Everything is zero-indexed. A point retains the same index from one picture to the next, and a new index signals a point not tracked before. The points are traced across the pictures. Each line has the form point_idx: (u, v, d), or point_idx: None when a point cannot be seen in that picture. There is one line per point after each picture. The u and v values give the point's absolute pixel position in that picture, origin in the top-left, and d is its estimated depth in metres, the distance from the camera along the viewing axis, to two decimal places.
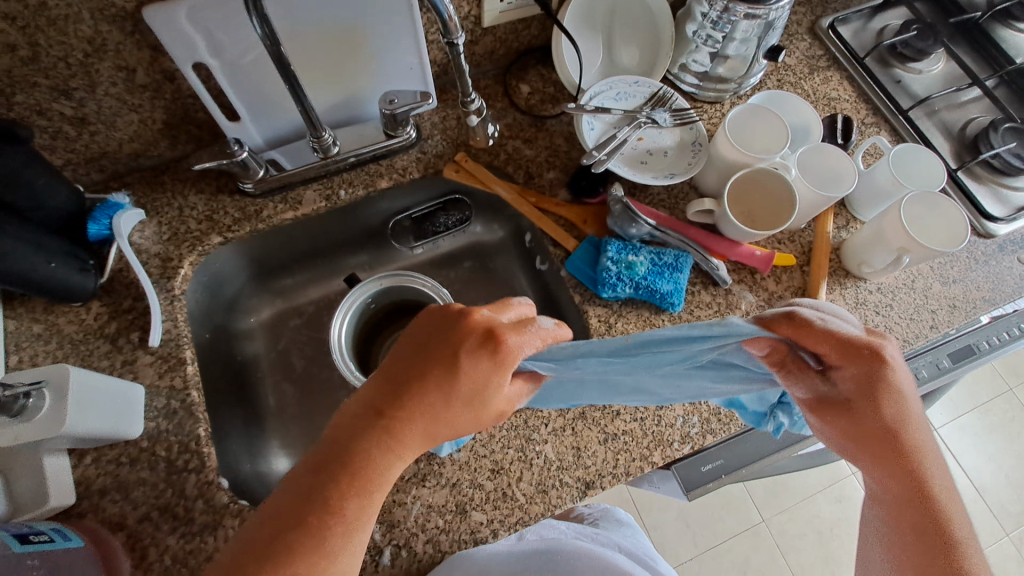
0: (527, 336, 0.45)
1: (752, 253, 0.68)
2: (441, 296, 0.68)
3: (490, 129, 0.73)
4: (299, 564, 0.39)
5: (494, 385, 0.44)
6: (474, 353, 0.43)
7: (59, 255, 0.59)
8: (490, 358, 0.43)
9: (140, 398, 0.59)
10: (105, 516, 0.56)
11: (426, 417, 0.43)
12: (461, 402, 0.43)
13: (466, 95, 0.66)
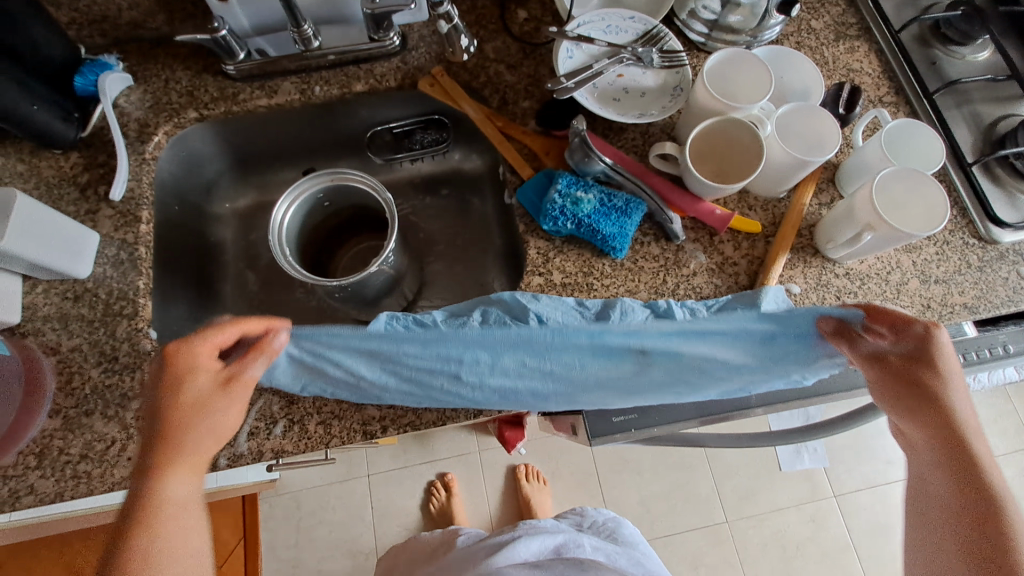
0: (194, 413, 0.51)
1: (711, 211, 0.64)
2: (386, 200, 0.67)
3: (464, 42, 0.72)
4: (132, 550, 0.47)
5: (181, 511, 0.49)
6: (150, 438, 0.50)
7: (43, 100, 0.64)
8: (148, 456, 0.50)
9: (94, 244, 0.64)
10: (43, 341, 0.61)
11: (151, 519, 0.47)
12: (144, 523, 0.47)
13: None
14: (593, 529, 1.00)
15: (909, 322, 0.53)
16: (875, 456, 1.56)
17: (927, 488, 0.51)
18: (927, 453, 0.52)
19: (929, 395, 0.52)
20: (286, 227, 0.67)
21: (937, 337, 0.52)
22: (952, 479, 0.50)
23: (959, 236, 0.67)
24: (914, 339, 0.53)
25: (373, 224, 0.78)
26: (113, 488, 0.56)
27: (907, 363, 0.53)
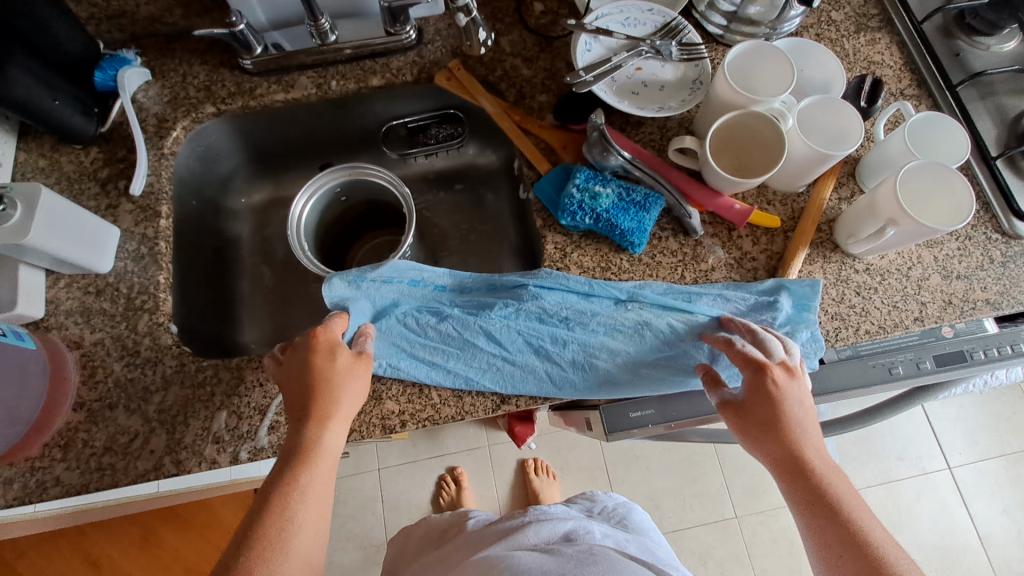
0: (343, 379, 0.52)
1: (730, 206, 0.64)
2: (404, 196, 0.66)
3: (483, 36, 0.69)
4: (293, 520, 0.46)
5: (314, 470, 0.48)
6: (304, 395, 0.51)
7: (64, 95, 0.64)
8: (309, 405, 0.50)
9: (115, 239, 0.64)
10: (66, 334, 0.62)
11: (295, 495, 0.47)
12: (285, 480, 0.47)
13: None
14: (604, 515, 1.00)
15: (755, 363, 0.53)
16: (887, 452, 1.55)
17: (811, 539, 0.49)
18: (790, 495, 0.50)
19: (779, 435, 0.51)
20: (303, 222, 0.67)
21: (795, 380, 0.53)
22: (812, 528, 0.49)
23: (982, 231, 0.66)
24: (750, 391, 0.53)
25: (390, 219, 0.78)
26: (137, 480, 0.57)
27: (742, 413, 0.53)
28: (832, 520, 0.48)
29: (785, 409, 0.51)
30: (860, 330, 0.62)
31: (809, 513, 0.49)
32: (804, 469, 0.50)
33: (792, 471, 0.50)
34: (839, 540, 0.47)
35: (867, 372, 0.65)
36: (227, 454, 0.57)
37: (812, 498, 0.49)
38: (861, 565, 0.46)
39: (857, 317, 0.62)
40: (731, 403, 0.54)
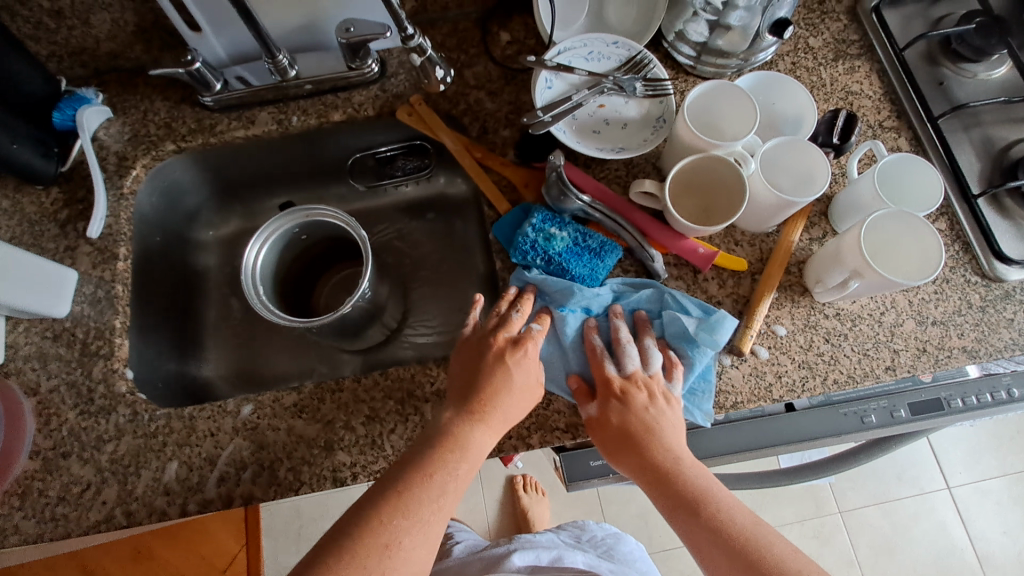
0: (526, 384, 0.55)
1: (694, 249, 0.61)
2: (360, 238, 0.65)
3: (441, 74, 0.69)
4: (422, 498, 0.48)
5: (462, 462, 0.50)
6: (470, 395, 0.54)
7: (20, 137, 0.64)
8: (471, 406, 0.53)
9: (73, 282, 0.64)
10: (24, 380, 0.62)
11: (422, 490, 0.48)
12: (433, 478, 0.49)
13: (403, 28, 0.60)
14: (591, 544, 0.98)
15: (606, 383, 0.56)
16: (885, 471, 1.52)
17: (694, 543, 0.48)
18: (661, 502, 0.51)
19: (640, 452, 0.53)
20: (257, 267, 0.66)
21: (657, 397, 0.55)
22: (688, 531, 0.49)
23: (960, 273, 0.63)
24: (616, 413, 0.54)
25: (348, 253, 0.77)
26: (88, 532, 0.57)
27: (605, 430, 0.55)
28: (696, 520, 0.48)
29: (637, 424, 0.53)
30: (828, 380, 0.59)
31: (679, 512, 0.49)
32: (669, 477, 0.51)
33: (658, 481, 0.51)
34: (714, 537, 0.47)
35: (838, 420, 0.62)
36: (177, 505, 0.57)
37: (677, 500, 0.50)
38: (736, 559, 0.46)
39: (825, 366, 0.60)
40: (596, 420, 0.56)
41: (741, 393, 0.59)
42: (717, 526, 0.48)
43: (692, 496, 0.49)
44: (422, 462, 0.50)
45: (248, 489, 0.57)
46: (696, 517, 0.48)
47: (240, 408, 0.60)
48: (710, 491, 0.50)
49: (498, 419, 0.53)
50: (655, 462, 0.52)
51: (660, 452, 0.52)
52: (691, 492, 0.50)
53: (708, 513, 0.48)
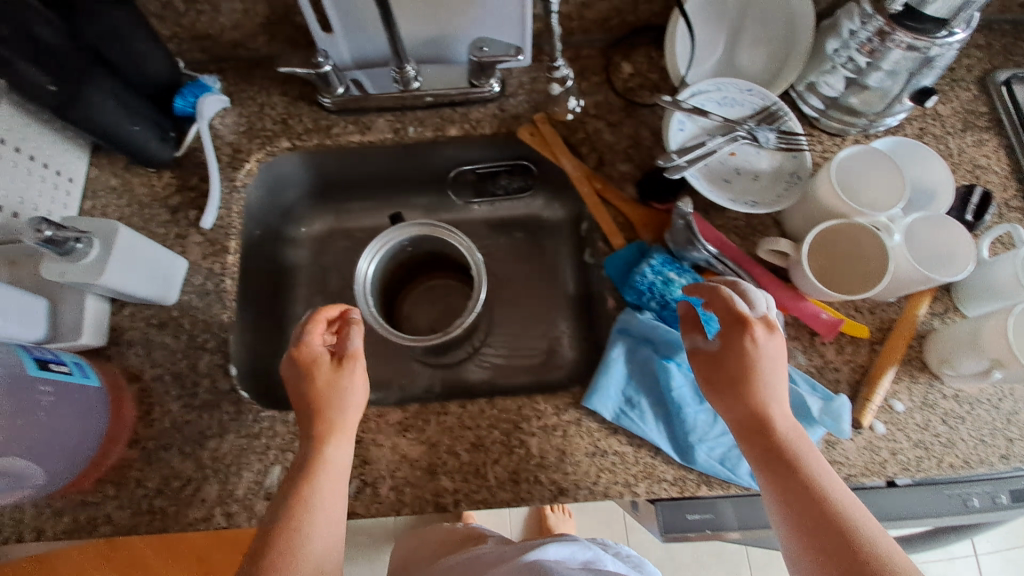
0: (334, 391, 0.52)
1: (817, 314, 0.61)
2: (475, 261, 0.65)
3: (572, 105, 0.69)
4: (276, 535, 0.45)
5: (329, 483, 0.49)
6: (310, 410, 0.51)
7: (143, 120, 0.63)
8: (311, 423, 0.51)
9: (182, 270, 0.64)
10: (127, 365, 0.62)
11: (293, 542, 0.45)
12: (292, 504, 0.47)
13: (553, 62, 0.63)
14: None
15: (736, 317, 0.51)
16: None
17: (778, 503, 0.46)
18: (755, 454, 0.49)
19: (747, 405, 0.49)
20: (368, 278, 0.67)
21: (773, 336, 0.51)
22: (777, 491, 0.47)
23: None
24: (724, 342, 0.51)
25: (444, 269, 0.77)
26: (185, 529, 0.56)
27: (710, 361, 0.52)
28: (789, 480, 0.46)
29: (752, 370, 0.49)
30: (941, 462, 0.59)
31: (771, 469, 0.47)
32: (773, 435, 0.48)
33: (760, 435, 0.48)
34: (807, 502, 0.45)
35: (939, 501, 0.60)
36: None
37: (767, 458, 0.48)
38: (823, 535, 0.44)
39: (940, 448, 0.59)
40: (700, 350, 0.53)
41: (856, 466, 0.58)
42: (812, 495, 0.45)
43: (792, 471, 0.47)
44: (286, 507, 0.47)
45: (350, 504, 0.57)
46: (784, 484, 0.46)
47: None
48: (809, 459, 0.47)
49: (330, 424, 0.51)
50: (758, 416, 0.49)
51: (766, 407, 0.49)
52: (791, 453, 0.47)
53: (801, 476, 0.46)
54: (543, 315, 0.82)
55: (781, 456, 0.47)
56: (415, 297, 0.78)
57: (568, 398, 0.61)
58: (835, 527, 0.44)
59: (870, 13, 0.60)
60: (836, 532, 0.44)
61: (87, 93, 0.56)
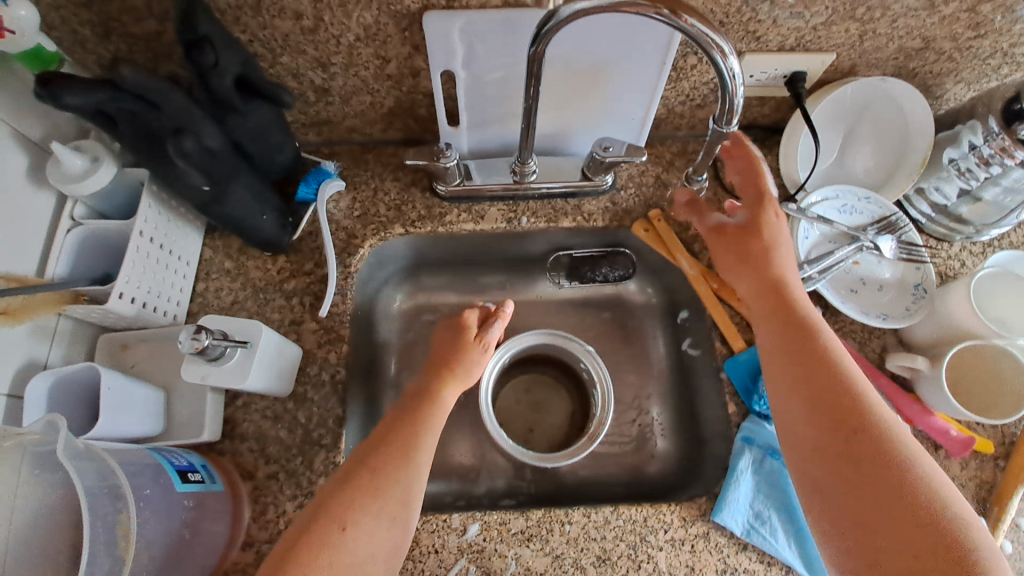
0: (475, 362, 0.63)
1: (947, 431, 0.60)
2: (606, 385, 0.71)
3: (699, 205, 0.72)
4: (346, 508, 0.48)
5: (394, 478, 0.51)
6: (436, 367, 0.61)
7: (271, 209, 0.62)
8: (424, 382, 0.60)
9: (297, 360, 0.63)
10: (240, 460, 0.59)
11: (369, 509, 0.49)
12: (357, 496, 0.49)
13: (697, 172, 0.67)
14: None
15: (756, 200, 0.62)
16: None
17: (842, 480, 0.47)
18: (795, 394, 0.52)
19: (752, 274, 0.59)
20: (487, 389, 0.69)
21: (788, 235, 0.61)
22: (833, 455, 0.48)
23: None
24: (751, 282, 0.59)
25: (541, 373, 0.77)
26: None
27: (741, 234, 0.61)
28: (812, 354, 0.53)
29: (770, 249, 0.59)
30: None
31: (847, 452, 0.48)
32: (808, 348, 0.53)
33: (795, 333, 0.55)
34: (819, 411, 0.50)
35: None
36: None
37: (789, 338, 0.55)
38: (848, 417, 0.49)
39: None
40: (731, 226, 0.62)
41: None
42: (881, 442, 0.48)
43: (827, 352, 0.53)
44: (379, 485, 0.50)
45: None
46: (830, 383, 0.51)
47: (467, 526, 0.58)
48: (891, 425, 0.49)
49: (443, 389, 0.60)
50: (803, 324, 0.55)
51: (822, 338, 0.54)
52: (849, 385, 0.51)
53: (851, 405, 0.49)
54: (631, 401, 0.76)
55: (799, 319, 0.55)
56: (506, 395, 0.76)
57: (695, 510, 0.59)
58: (890, 460, 0.47)
59: (998, 133, 0.62)
60: (891, 476, 0.46)
61: (230, 190, 0.56)
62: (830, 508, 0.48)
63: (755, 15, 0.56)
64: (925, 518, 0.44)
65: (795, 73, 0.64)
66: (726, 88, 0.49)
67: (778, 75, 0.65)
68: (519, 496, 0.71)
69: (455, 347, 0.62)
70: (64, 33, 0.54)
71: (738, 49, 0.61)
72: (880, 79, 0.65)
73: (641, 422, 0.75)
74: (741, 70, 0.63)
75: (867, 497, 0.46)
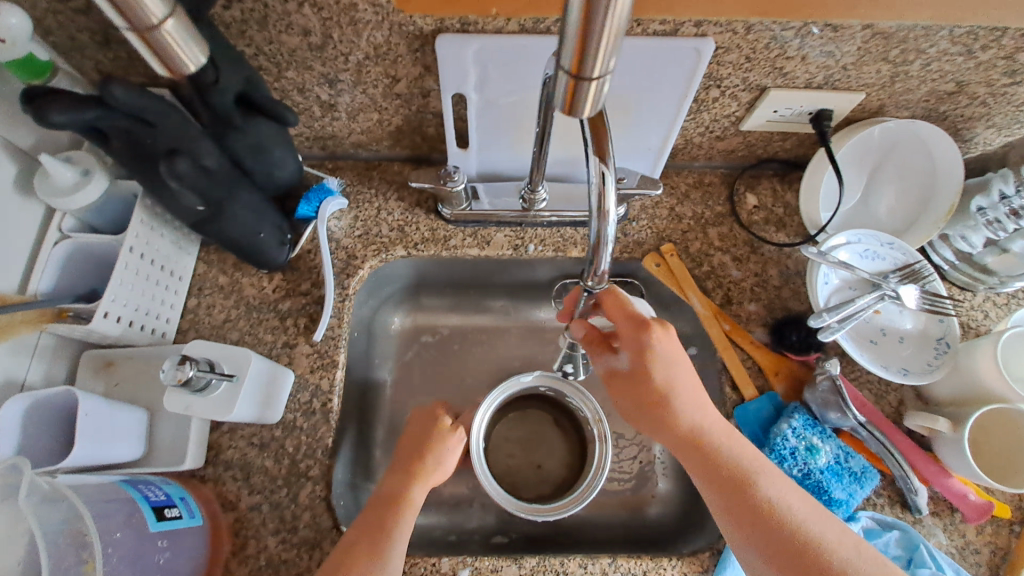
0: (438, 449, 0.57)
1: (965, 495, 0.57)
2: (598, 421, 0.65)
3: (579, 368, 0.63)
4: None
5: None
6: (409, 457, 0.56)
7: (270, 227, 0.60)
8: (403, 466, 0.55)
9: (289, 385, 0.60)
10: (223, 490, 0.57)
11: None
12: None
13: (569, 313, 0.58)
14: None
15: (637, 322, 0.52)
16: None
17: (766, 573, 0.47)
18: (717, 513, 0.49)
19: (666, 426, 0.52)
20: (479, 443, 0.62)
21: (667, 333, 0.52)
22: (752, 548, 0.47)
23: None
24: (655, 421, 0.53)
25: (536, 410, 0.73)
26: None
27: (627, 386, 0.54)
28: (708, 460, 0.50)
29: (650, 352, 0.52)
30: None
31: (764, 544, 0.47)
32: (703, 448, 0.51)
33: (690, 445, 0.51)
34: (756, 536, 0.47)
35: None
36: None
37: (717, 483, 0.50)
38: (784, 550, 0.46)
39: None
40: (617, 368, 0.54)
41: None
42: (789, 532, 0.47)
43: (743, 487, 0.49)
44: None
45: None
46: (757, 523, 0.47)
47: (456, 571, 0.56)
48: (793, 509, 0.48)
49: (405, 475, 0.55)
50: (693, 428, 0.51)
51: (711, 437, 0.51)
52: (745, 478, 0.49)
53: (751, 502, 0.48)
54: (633, 435, 0.74)
55: (710, 462, 0.50)
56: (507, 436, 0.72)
57: (696, 565, 0.56)
58: (809, 548, 0.46)
59: None
60: (813, 565, 0.46)
61: (226, 208, 0.53)
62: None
63: (784, 51, 0.54)
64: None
65: (821, 111, 0.61)
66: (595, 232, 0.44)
67: (803, 112, 0.62)
68: (512, 532, 0.69)
69: (426, 436, 0.58)
70: (61, 38, 0.52)
71: (763, 84, 0.58)
72: (909, 121, 0.62)
73: (642, 460, 0.72)
74: (765, 105, 0.60)
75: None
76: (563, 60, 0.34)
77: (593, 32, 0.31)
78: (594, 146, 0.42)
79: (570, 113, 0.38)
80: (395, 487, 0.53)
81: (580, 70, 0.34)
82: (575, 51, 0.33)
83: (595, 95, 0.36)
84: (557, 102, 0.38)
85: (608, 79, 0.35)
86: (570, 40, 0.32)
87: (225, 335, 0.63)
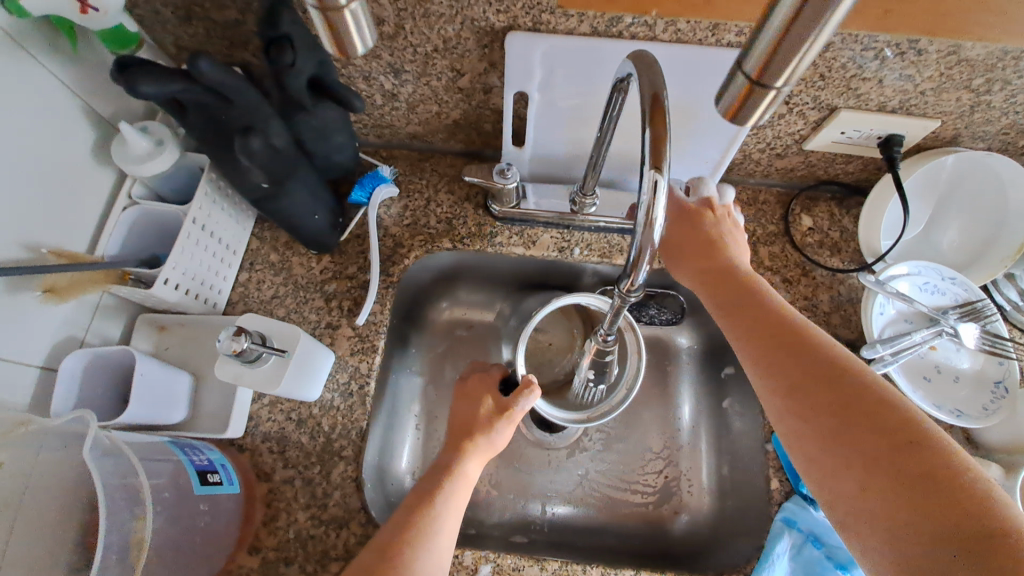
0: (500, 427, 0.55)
1: None
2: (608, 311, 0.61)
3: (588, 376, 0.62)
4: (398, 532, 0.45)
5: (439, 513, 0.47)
6: (465, 425, 0.56)
7: (324, 209, 0.61)
8: (461, 434, 0.55)
9: (329, 365, 0.61)
10: (259, 460, 0.58)
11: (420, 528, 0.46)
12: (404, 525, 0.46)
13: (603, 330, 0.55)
14: None
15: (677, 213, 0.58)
16: None
17: (859, 480, 0.38)
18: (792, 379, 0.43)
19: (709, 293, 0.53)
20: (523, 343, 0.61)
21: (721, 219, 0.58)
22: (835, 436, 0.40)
23: None
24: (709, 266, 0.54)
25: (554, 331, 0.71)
26: None
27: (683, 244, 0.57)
28: (793, 361, 0.44)
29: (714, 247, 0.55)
30: None
31: (842, 413, 0.40)
32: (766, 309, 0.48)
33: (768, 336, 0.46)
34: (821, 423, 0.41)
35: None
36: None
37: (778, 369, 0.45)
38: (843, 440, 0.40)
39: None
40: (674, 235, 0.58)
41: None
42: (896, 423, 0.38)
43: (803, 381, 0.43)
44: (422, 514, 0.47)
45: None
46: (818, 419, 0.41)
47: (478, 567, 0.56)
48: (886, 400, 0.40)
49: (464, 432, 0.56)
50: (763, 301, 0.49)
51: (785, 328, 0.46)
52: (837, 364, 0.42)
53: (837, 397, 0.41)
54: (660, 448, 0.73)
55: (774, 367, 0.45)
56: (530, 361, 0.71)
57: None
58: (903, 443, 0.38)
59: None
60: (913, 449, 0.37)
61: (288, 188, 0.54)
62: (851, 469, 0.39)
63: (860, 72, 0.52)
64: (978, 521, 0.34)
65: (892, 136, 0.59)
66: (630, 258, 0.41)
67: (872, 135, 0.60)
68: (532, 532, 0.69)
69: (478, 412, 0.57)
70: (147, 12, 0.54)
71: (834, 104, 0.57)
72: (986, 153, 0.59)
73: (668, 475, 0.71)
74: (833, 126, 0.59)
75: (891, 495, 0.37)
76: (747, 59, 0.30)
77: (796, 31, 0.26)
78: (649, 154, 0.37)
79: (730, 117, 0.33)
80: (450, 456, 0.53)
81: (762, 74, 0.29)
82: (769, 44, 0.28)
83: (767, 103, 0.31)
84: (718, 103, 0.34)
85: (788, 87, 0.30)
86: (762, 41, 0.28)
87: (273, 311, 0.64)
